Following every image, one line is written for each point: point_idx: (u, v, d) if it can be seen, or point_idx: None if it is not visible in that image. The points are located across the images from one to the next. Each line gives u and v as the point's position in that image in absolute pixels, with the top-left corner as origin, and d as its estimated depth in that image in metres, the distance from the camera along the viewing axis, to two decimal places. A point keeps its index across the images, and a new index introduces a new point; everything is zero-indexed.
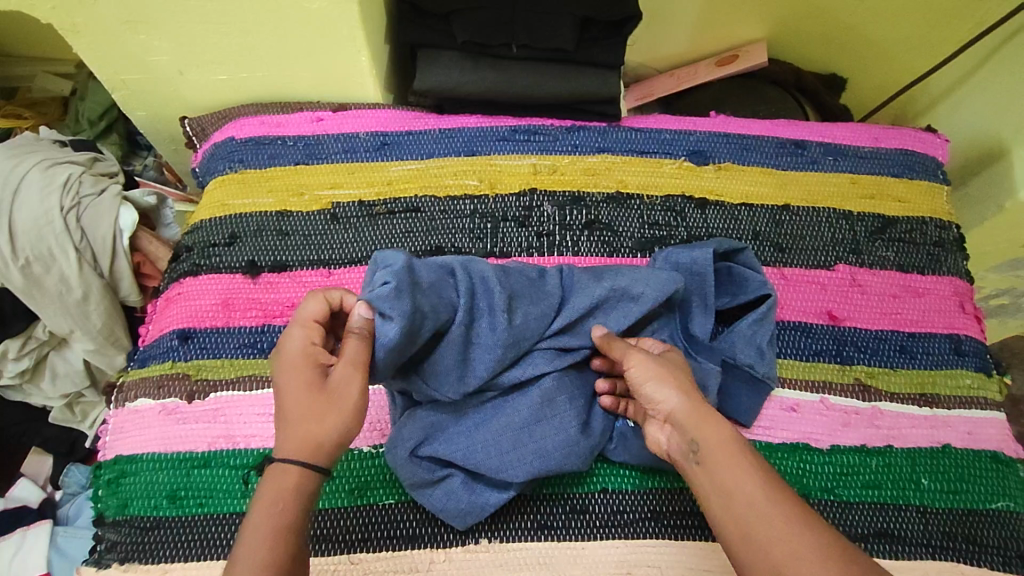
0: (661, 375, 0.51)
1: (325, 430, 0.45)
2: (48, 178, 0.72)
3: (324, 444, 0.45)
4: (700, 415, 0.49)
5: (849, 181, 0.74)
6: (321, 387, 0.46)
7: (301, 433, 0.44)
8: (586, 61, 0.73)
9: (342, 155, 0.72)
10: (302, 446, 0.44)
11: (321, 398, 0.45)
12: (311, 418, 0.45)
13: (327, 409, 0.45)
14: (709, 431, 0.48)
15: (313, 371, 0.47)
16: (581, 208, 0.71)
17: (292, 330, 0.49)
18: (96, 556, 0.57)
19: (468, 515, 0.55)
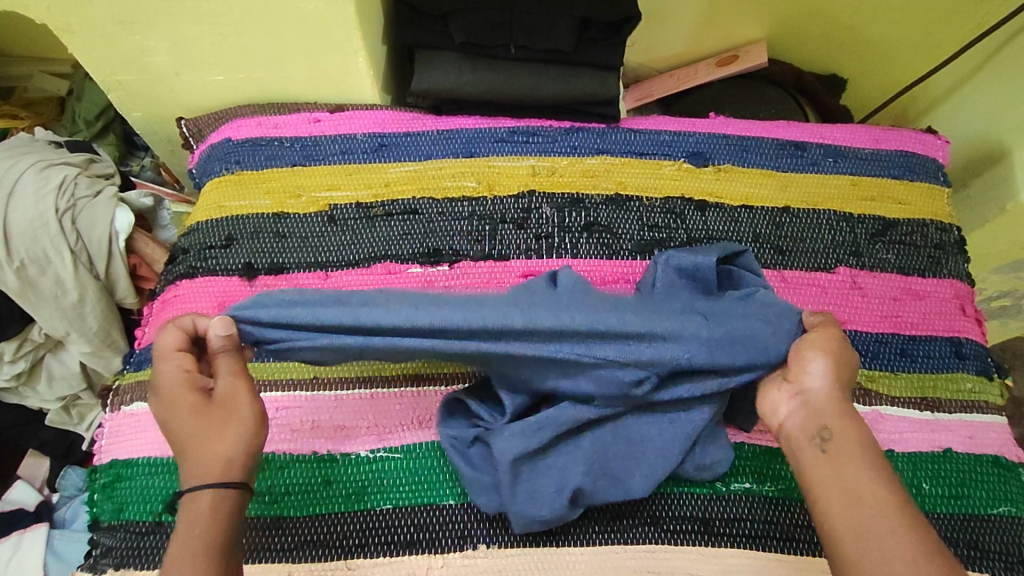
0: (829, 355, 0.51)
1: (229, 444, 0.45)
2: (42, 180, 0.72)
3: (234, 459, 0.45)
4: (849, 411, 0.48)
5: (850, 183, 0.74)
6: (211, 409, 0.46)
7: (206, 456, 0.45)
8: (585, 62, 0.73)
9: (339, 156, 0.72)
10: (212, 466, 0.45)
11: (217, 417, 0.46)
12: (213, 438, 0.45)
13: (226, 424, 0.46)
14: (852, 429, 0.47)
15: (197, 398, 0.46)
16: (581, 209, 0.70)
17: (159, 364, 0.47)
18: (92, 561, 0.56)
19: (525, 524, 0.54)
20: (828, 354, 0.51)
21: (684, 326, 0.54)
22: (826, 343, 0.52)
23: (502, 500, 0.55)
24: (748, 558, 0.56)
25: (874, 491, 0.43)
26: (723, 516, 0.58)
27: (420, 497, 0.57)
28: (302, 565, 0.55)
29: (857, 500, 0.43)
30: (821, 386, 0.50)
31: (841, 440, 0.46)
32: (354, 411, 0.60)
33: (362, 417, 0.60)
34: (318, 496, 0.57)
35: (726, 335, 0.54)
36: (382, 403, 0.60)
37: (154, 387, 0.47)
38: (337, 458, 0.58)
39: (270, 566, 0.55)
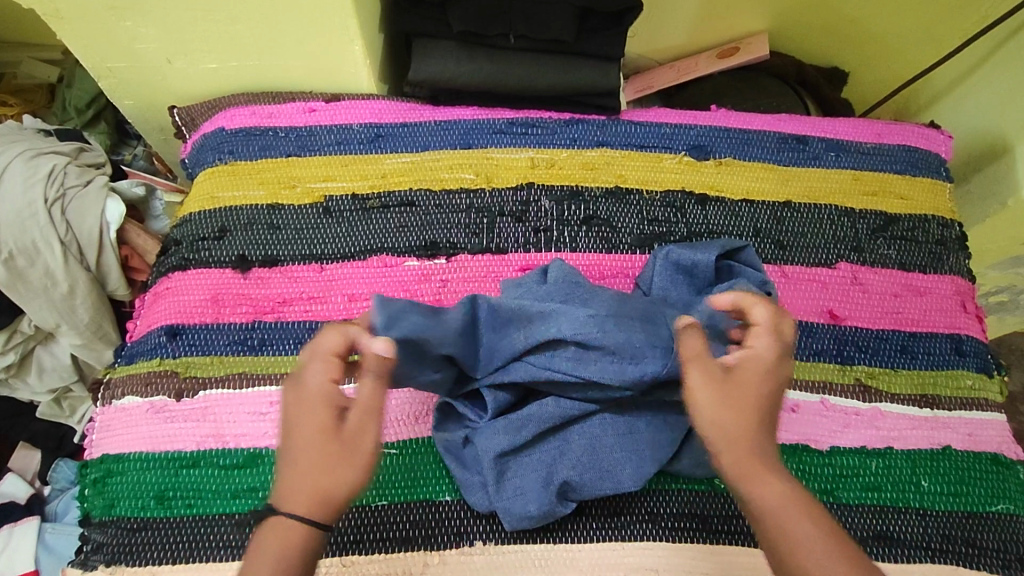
0: (712, 404, 0.44)
1: (331, 484, 0.42)
2: (31, 169, 0.70)
3: (333, 499, 0.42)
4: (756, 464, 0.43)
5: (852, 177, 0.73)
6: (332, 436, 0.43)
7: (310, 486, 0.42)
8: (585, 53, 0.71)
9: (334, 147, 0.71)
10: (308, 499, 0.42)
11: (333, 448, 0.42)
12: (319, 471, 0.42)
13: (339, 461, 0.42)
14: (764, 491, 0.43)
15: (326, 417, 0.43)
16: (580, 202, 0.70)
17: (310, 363, 0.45)
18: (82, 557, 0.56)
19: (510, 518, 0.54)
20: (709, 405, 0.44)
21: (665, 338, 0.54)
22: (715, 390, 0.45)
23: (492, 500, 0.54)
24: (745, 555, 0.56)
25: (805, 563, 0.40)
26: (719, 514, 0.57)
27: (414, 494, 0.56)
28: None
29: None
30: (722, 448, 0.44)
31: (756, 511, 0.43)
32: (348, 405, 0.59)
33: None
34: None
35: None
36: (377, 399, 0.59)
37: (297, 386, 0.45)
38: None
39: None
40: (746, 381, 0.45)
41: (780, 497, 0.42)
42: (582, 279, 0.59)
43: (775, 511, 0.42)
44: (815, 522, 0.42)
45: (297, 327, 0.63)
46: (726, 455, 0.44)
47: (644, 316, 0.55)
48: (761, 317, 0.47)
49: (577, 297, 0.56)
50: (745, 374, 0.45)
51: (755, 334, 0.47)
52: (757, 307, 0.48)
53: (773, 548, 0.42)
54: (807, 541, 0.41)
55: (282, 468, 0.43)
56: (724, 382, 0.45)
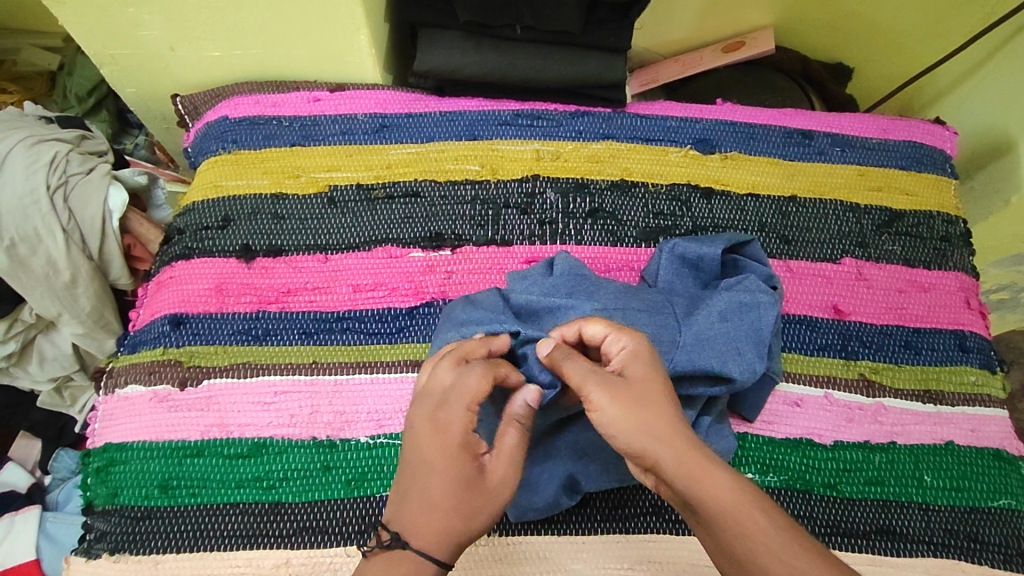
0: (629, 414, 0.44)
1: (463, 527, 0.44)
2: (33, 156, 0.70)
3: (462, 541, 0.44)
4: (697, 463, 0.43)
5: (857, 172, 0.73)
6: (476, 481, 0.45)
7: (446, 528, 0.43)
8: (591, 45, 0.71)
9: (339, 137, 0.70)
10: (438, 537, 0.43)
11: (475, 493, 0.44)
12: (456, 515, 0.44)
13: (479, 507, 0.44)
14: (710, 490, 0.42)
15: (470, 462, 0.45)
16: (585, 195, 0.69)
17: (452, 407, 0.46)
18: (85, 546, 0.56)
19: (515, 510, 0.53)
20: (625, 418, 0.44)
21: (672, 331, 0.55)
22: (624, 396, 0.45)
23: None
24: None
25: (766, 558, 0.40)
26: None
27: None
28: (299, 552, 0.54)
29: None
30: (658, 453, 0.43)
31: (709, 514, 0.41)
32: (351, 396, 0.59)
33: (361, 402, 0.59)
34: (315, 482, 0.56)
35: (703, 335, 0.55)
36: (382, 389, 0.59)
37: (438, 421, 0.46)
38: (336, 443, 0.57)
39: (267, 552, 0.54)
40: (645, 379, 0.46)
41: (728, 492, 0.42)
42: (586, 271, 0.59)
43: (727, 509, 0.41)
44: (768, 512, 0.41)
45: (302, 317, 0.62)
46: (662, 459, 0.43)
47: (652, 308, 0.57)
48: (600, 330, 0.50)
49: (585, 290, 0.57)
50: (637, 371, 0.46)
51: (613, 341, 0.49)
52: (589, 324, 0.50)
53: (733, 550, 0.41)
54: (762, 534, 0.40)
55: (408, 503, 0.45)
56: (628, 389, 0.45)
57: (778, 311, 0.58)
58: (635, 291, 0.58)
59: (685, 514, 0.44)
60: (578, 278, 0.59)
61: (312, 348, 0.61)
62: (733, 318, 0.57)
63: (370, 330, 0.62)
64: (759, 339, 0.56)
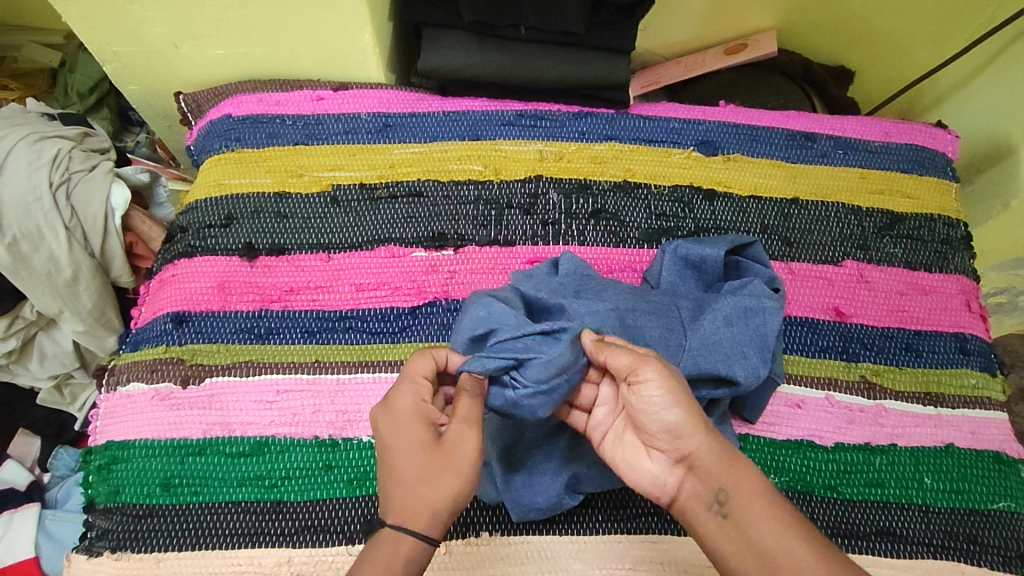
0: (680, 397, 0.46)
1: (431, 494, 0.44)
2: (35, 153, 0.69)
3: (439, 510, 0.44)
4: (732, 450, 0.46)
5: (859, 175, 0.73)
6: (435, 448, 0.45)
7: (416, 498, 0.44)
8: (595, 46, 0.71)
9: (343, 136, 0.71)
10: (410, 509, 0.43)
11: (435, 460, 0.44)
12: (423, 483, 0.44)
13: (442, 473, 0.44)
14: (744, 474, 0.45)
15: (425, 432, 0.45)
16: (588, 196, 0.69)
17: (401, 385, 0.48)
18: (87, 544, 0.56)
19: (515, 509, 0.53)
20: (675, 398, 0.45)
21: (676, 333, 0.56)
22: (678, 380, 0.46)
23: (501, 495, 0.54)
24: None
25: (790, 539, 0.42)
26: None
27: None
28: (301, 551, 0.54)
29: (780, 562, 0.42)
30: (700, 439, 0.45)
31: (741, 501, 0.44)
32: (353, 396, 0.59)
33: (364, 402, 0.59)
34: (317, 481, 0.56)
35: (708, 339, 0.55)
36: (384, 388, 0.59)
37: (390, 405, 0.47)
38: (338, 442, 0.57)
39: (269, 551, 0.54)
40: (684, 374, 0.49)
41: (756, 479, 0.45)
42: (592, 273, 0.60)
43: (759, 491, 0.44)
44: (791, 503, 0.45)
45: (303, 316, 0.62)
46: (704, 447, 0.45)
47: (657, 309, 0.57)
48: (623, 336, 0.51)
49: (591, 292, 0.57)
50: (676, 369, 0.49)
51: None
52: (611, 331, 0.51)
53: (762, 533, 0.43)
54: (790, 520, 0.43)
55: (385, 482, 0.45)
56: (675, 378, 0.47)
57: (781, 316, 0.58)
58: (641, 292, 0.58)
59: (712, 508, 0.45)
60: (584, 280, 0.59)
61: (315, 347, 0.61)
62: (738, 322, 0.56)
63: (372, 329, 0.62)
64: (763, 342, 0.56)
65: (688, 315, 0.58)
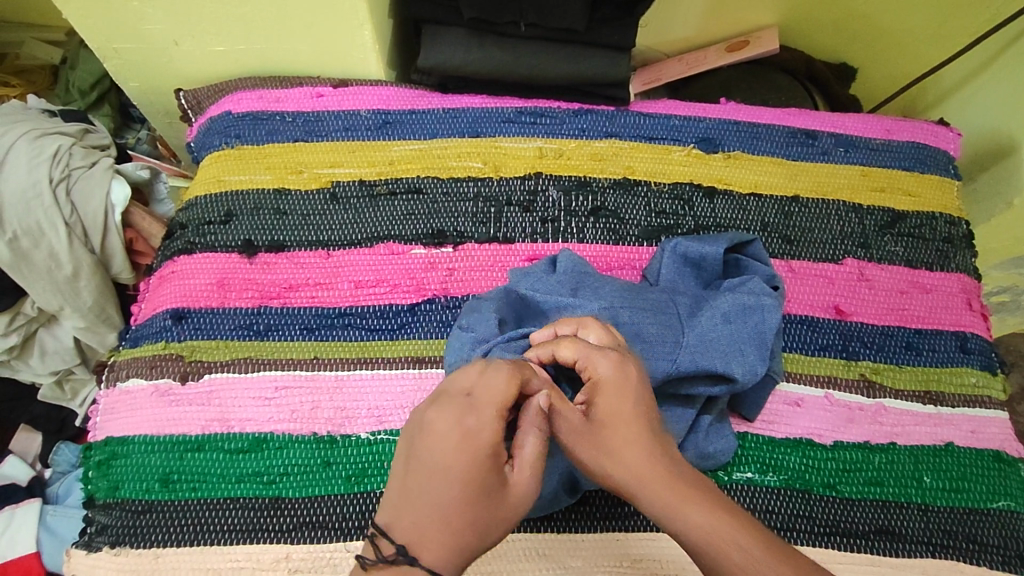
0: (603, 452, 0.44)
1: (476, 544, 0.40)
2: (36, 148, 0.70)
3: (469, 558, 0.40)
4: (675, 495, 0.42)
5: (860, 173, 0.73)
6: (500, 495, 0.41)
7: (461, 544, 0.39)
8: (595, 43, 0.71)
9: (343, 133, 0.71)
10: (450, 550, 0.39)
11: (492, 506, 0.41)
12: (473, 530, 0.40)
13: (492, 523, 0.41)
14: (691, 518, 0.41)
15: (496, 475, 0.41)
16: (587, 193, 0.69)
17: (485, 411, 0.42)
18: (87, 539, 0.56)
19: None
20: (596, 451, 0.44)
21: (675, 330, 0.56)
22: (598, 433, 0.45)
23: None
24: None
25: None
26: None
27: None
28: (300, 547, 0.54)
29: None
30: (636, 486, 0.43)
31: (693, 548, 0.40)
32: (351, 393, 0.59)
33: (362, 398, 0.59)
34: (316, 478, 0.56)
35: (705, 336, 0.55)
36: (382, 384, 0.59)
37: (465, 431, 0.41)
38: (336, 439, 0.57)
39: (267, 547, 0.54)
40: (615, 410, 0.45)
41: (706, 523, 0.40)
42: (589, 269, 0.60)
43: (706, 537, 0.40)
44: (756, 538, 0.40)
45: (302, 313, 0.62)
46: (642, 493, 0.42)
47: (655, 308, 0.56)
48: (574, 351, 0.48)
49: (586, 289, 0.57)
50: (606, 410, 0.45)
51: (583, 365, 0.47)
52: (562, 347, 0.48)
53: None
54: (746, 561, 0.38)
55: (412, 512, 0.40)
56: (593, 429, 0.45)
57: (780, 314, 0.58)
58: (637, 290, 0.57)
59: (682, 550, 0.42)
60: (579, 281, 0.58)
61: (314, 343, 0.61)
62: (736, 320, 0.57)
63: (371, 326, 0.62)
64: (763, 342, 0.56)
65: (685, 312, 0.57)
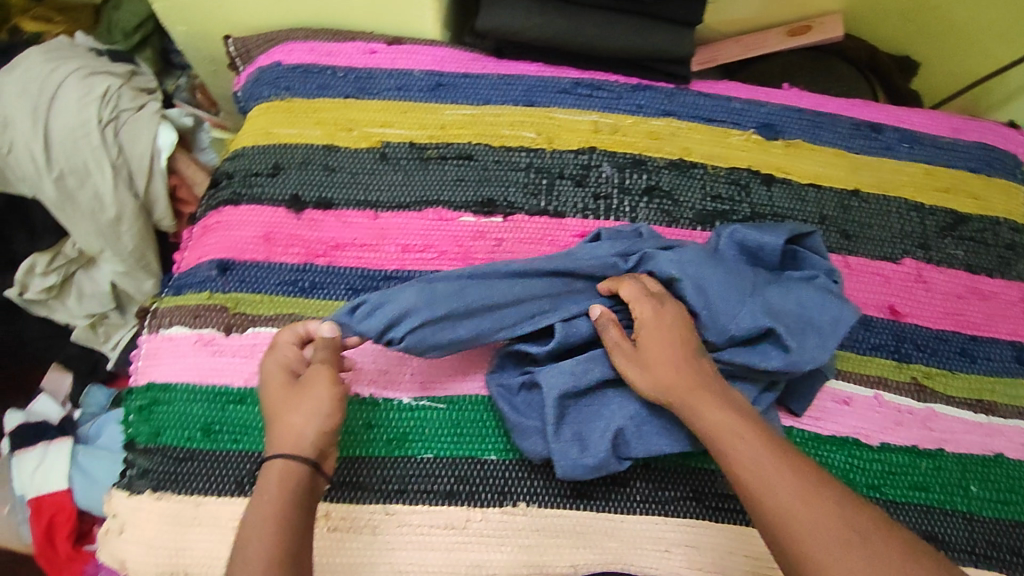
0: (645, 368, 0.52)
1: (299, 423, 0.47)
2: (85, 87, 0.69)
3: (304, 434, 0.46)
4: (694, 393, 0.50)
5: (925, 172, 0.71)
6: (292, 388, 0.49)
7: (285, 430, 0.47)
8: (661, 16, 0.69)
9: (394, 92, 0.69)
10: (287, 440, 0.46)
11: (294, 396, 0.48)
12: (292, 414, 0.47)
13: (296, 407, 0.48)
14: (706, 411, 0.49)
15: (284, 380, 0.50)
16: (642, 171, 0.68)
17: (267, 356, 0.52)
18: (127, 481, 0.55)
19: (570, 469, 0.52)
20: (643, 366, 0.52)
21: (756, 300, 0.56)
22: (644, 353, 0.53)
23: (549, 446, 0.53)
24: None
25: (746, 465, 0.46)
26: None
27: (460, 449, 0.56)
28: (338, 506, 0.53)
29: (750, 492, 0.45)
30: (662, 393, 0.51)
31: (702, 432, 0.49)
32: (398, 355, 0.58)
33: (406, 363, 0.58)
34: (356, 438, 0.56)
35: (778, 310, 0.56)
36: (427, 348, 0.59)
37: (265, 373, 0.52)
38: (378, 402, 0.57)
39: None
40: (655, 336, 0.53)
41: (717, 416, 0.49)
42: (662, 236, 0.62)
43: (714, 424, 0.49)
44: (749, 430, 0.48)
45: (349, 274, 0.61)
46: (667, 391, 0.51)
47: (738, 278, 0.57)
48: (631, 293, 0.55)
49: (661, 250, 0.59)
50: (650, 333, 0.53)
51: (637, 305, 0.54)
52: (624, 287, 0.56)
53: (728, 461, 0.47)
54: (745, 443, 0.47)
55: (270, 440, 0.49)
56: (639, 351, 0.53)
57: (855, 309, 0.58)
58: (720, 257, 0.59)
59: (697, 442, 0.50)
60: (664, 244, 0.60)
61: None
62: (804, 301, 0.57)
63: None
64: (826, 330, 0.56)
65: (753, 284, 0.57)
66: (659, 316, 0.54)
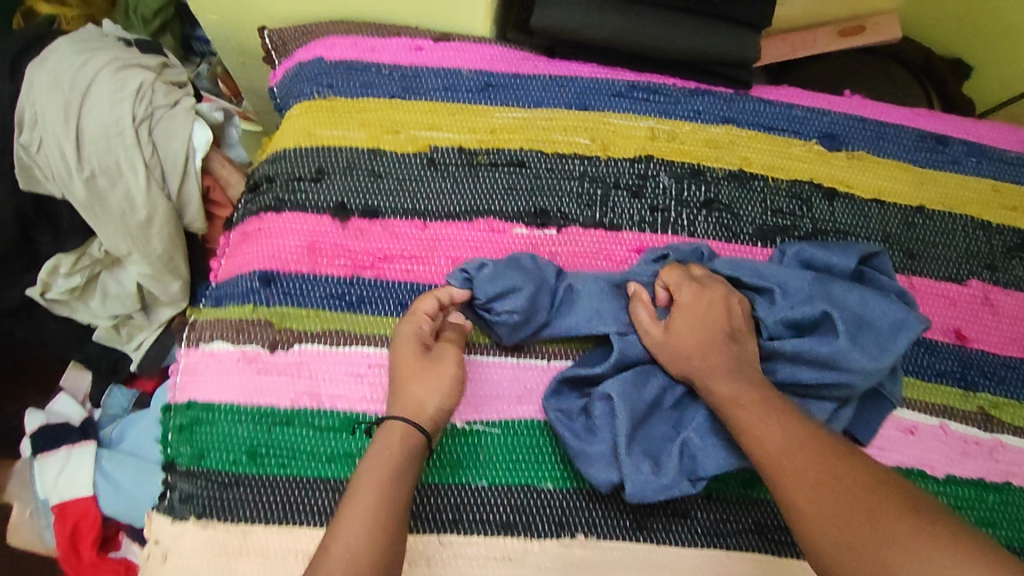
0: (676, 344, 0.53)
1: (431, 395, 0.50)
2: (117, 82, 0.65)
3: (428, 408, 0.50)
4: (712, 366, 0.50)
5: (992, 188, 0.68)
6: (424, 359, 0.52)
7: (413, 397, 0.50)
8: (725, 17, 0.65)
9: (441, 92, 0.66)
10: (413, 407, 0.50)
11: (425, 365, 0.52)
12: (419, 384, 0.51)
13: (428, 378, 0.51)
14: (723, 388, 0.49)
15: (415, 350, 0.52)
16: (700, 183, 0.65)
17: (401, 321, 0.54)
18: (168, 505, 0.53)
19: (639, 495, 0.50)
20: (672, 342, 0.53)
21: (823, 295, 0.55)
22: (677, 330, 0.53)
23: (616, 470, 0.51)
24: None
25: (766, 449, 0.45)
26: None
27: (516, 478, 0.53)
28: None
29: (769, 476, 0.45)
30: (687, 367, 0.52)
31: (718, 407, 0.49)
32: None
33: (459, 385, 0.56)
34: None
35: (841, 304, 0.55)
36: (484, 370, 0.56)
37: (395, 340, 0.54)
38: None
39: None
40: (690, 314, 0.53)
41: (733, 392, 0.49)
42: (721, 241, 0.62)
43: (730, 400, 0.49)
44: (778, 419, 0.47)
45: (397, 287, 0.58)
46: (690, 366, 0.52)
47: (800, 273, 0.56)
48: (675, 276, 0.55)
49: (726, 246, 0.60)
50: (685, 311, 0.53)
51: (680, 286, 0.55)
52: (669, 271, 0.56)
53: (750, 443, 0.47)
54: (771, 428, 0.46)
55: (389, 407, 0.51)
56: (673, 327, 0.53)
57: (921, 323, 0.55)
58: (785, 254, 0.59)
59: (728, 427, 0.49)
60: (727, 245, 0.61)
61: None
62: (865, 299, 0.55)
63: None
64: (887, 333, 0.54)
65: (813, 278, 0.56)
66: (699, 298, 0.53)
